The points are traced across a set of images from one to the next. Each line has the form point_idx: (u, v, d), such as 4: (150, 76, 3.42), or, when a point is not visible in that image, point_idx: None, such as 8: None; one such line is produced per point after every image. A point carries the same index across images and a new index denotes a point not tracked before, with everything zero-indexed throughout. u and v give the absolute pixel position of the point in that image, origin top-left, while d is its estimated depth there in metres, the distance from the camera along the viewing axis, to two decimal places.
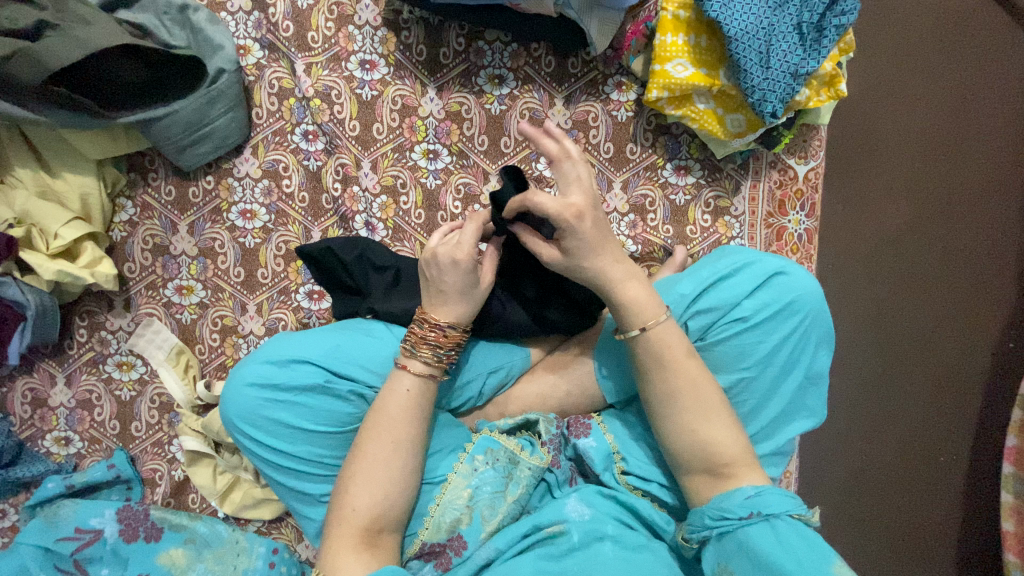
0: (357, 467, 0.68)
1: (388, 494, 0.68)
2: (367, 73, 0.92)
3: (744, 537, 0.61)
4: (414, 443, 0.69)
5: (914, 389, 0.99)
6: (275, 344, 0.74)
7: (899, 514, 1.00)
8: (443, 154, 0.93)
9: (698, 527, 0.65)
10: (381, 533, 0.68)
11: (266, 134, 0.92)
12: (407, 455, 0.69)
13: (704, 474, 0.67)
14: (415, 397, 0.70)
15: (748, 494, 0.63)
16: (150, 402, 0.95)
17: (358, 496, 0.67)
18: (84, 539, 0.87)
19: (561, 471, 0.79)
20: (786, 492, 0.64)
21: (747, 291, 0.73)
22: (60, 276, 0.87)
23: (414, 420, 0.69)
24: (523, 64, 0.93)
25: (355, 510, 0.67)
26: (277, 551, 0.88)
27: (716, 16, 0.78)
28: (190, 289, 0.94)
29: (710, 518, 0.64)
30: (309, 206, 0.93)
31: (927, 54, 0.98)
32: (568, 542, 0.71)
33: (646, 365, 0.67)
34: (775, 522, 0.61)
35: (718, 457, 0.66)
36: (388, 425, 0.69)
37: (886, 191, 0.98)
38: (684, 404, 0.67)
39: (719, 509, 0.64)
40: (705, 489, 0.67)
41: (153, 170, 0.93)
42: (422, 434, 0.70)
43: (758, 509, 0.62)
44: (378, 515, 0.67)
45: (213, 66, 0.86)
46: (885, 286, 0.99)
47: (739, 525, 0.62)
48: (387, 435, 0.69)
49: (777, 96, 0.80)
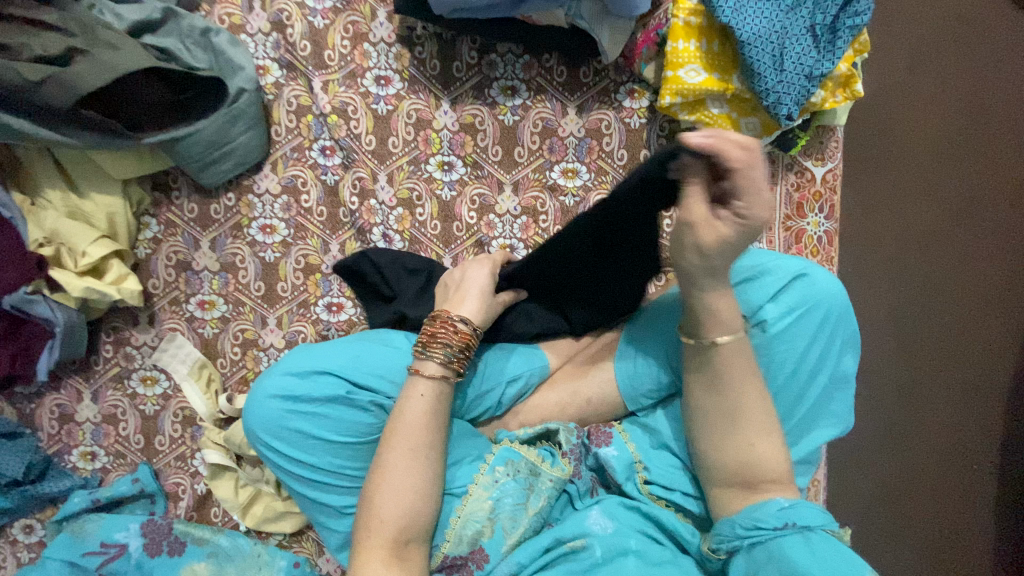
0: (382, 476, 0.68)
1: (414, 503, 0.67)
2: (382, 89, 0.93)
3: (777, 549, 0.60)
4: (433, 448, 0.69)
5: (935, 395, 1.03)
6: (296, 356, 0.75)
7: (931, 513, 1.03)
8: (458, 165, 0.94)
9: (728, 537, 0.64)
10: (410, 544, 0.67)
11: (285, 150, 0.94)
12: (430, 462, 0.69)
13: (734, 487, 0.66)
14: (429, 402, 0.69)
15: (781, 505, 0.62)
16: (174, 416, 0.96)
17: (384, 508, 0.67)
18: (109, 553, 0.89)
19: (582, 481, 0.78)
20: (818, 508, 0.63)
21: (770, 295, 0.71)
22: (88, 293, 0.89)
23: (428, 426, 0.69)
24: (536, 75, 0.94)
25: (383, 521, 0.66)
26: (298, 565, 0.92)
27: (728, 21, 0.78)
28: (212, 303, 0.96)
29: (741, 527, 0.63)
30: (328, 220, 0.94)
31: None
32: (591, 558, 0.70)
33: (707, 379, 0.66)
34: (808, 535, 0.60)
35: (756, 473, 0.65)
36: (405, 432, 0.68)
37: None
38: (746, 420, 0.65)
39: (752, 519, 0.62)
40: (737, 502, 0.66)
41: (176, 188, 0.95)
42: (437, 441, 0.70)
43: (793, 521, 0.61)
44: (407, 526, 0.67)
45: (234, 86, 0.89)
46: None
47: (771, 535, 0.61)
48: (405, 442, 0.68)
49: (793, 99, 0.79)
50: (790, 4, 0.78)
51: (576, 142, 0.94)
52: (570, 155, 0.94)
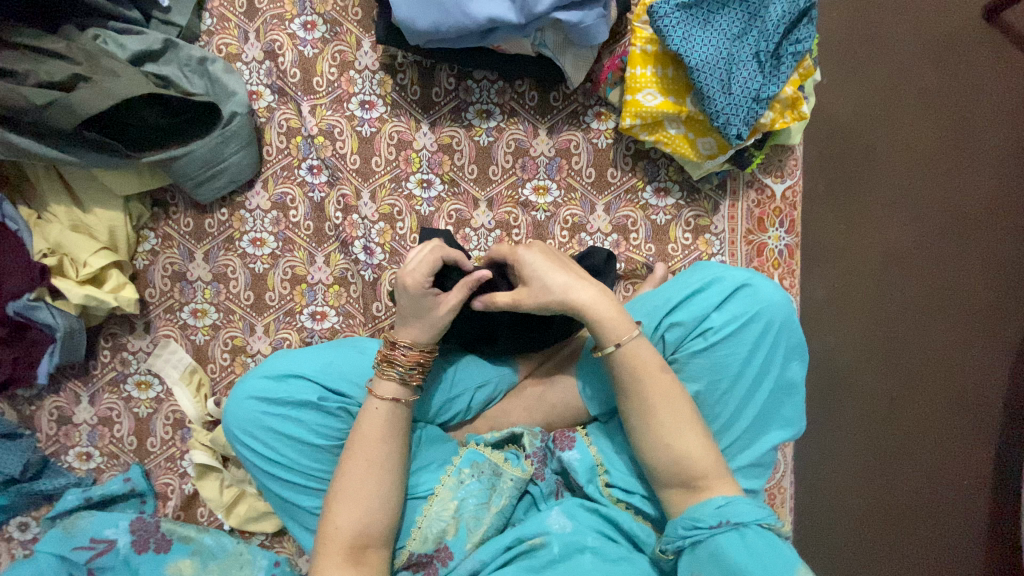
0: (341, 484, 0.72)
1: (370, 511, 0.71)
2: (366, 112, 1.00)
3: (715, 547, 0.63)
4: (388, 459, 0.73)
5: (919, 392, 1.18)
6: (274, 360, 0.80)
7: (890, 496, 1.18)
8: (436, 183, 1.00)
9: (672, 538, 0.67)
10: (367, 549, 0.71)
11: (275, 169, 1.01)
12: (386, 470, 0.73)
13: (680, 487, 0.69)
14: (385, 415, 0.74)
15: (719, 504, 0.65)
16: (165, 418, 1.02)
17: (339, 515, 0.71)
18: (98, 548, 0.92)
19: (545, 484, 0.81)
20: (755, 502, 0.65)
21: (716, 304, 0.75)
22: (87, 300, 0.95)
23: (389, 435, 0.74)
24: (509, 100, 1.01)
25: (337, 528, 0.71)
26: (279, 564, 0.95)
27: (677, 50, 0.84)
28: (204, 312, 1.02)
29: (682, 528, 0.66)
30: (314, 233, 1.00)
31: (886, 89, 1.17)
32: (548, 554, 0.73)
33: (639, 375, 0.70)
34: (744, 531, 0.63)
35: (688, 472, 0.68)
36: (361, 444, 0.73)
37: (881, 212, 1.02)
38: (674, 420, 0.69)
39: (691, 519, 0.65)
40: (684, 503, 0.68)
41: (174, 204, 1.02)
42: (396, 451, 0.74)
43: (728, 519, 0.63)
44: (362, 531, 0.71)
45: (227, 110, 0.96)
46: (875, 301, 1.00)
47: (710, 533, 0.64)
48: (361, 454, 0.73)
49: (742, 120, 0.84)
50: (736, 34, 0.85)
51: (547, 161, 1.00)
52: (541, 173, 1.00)
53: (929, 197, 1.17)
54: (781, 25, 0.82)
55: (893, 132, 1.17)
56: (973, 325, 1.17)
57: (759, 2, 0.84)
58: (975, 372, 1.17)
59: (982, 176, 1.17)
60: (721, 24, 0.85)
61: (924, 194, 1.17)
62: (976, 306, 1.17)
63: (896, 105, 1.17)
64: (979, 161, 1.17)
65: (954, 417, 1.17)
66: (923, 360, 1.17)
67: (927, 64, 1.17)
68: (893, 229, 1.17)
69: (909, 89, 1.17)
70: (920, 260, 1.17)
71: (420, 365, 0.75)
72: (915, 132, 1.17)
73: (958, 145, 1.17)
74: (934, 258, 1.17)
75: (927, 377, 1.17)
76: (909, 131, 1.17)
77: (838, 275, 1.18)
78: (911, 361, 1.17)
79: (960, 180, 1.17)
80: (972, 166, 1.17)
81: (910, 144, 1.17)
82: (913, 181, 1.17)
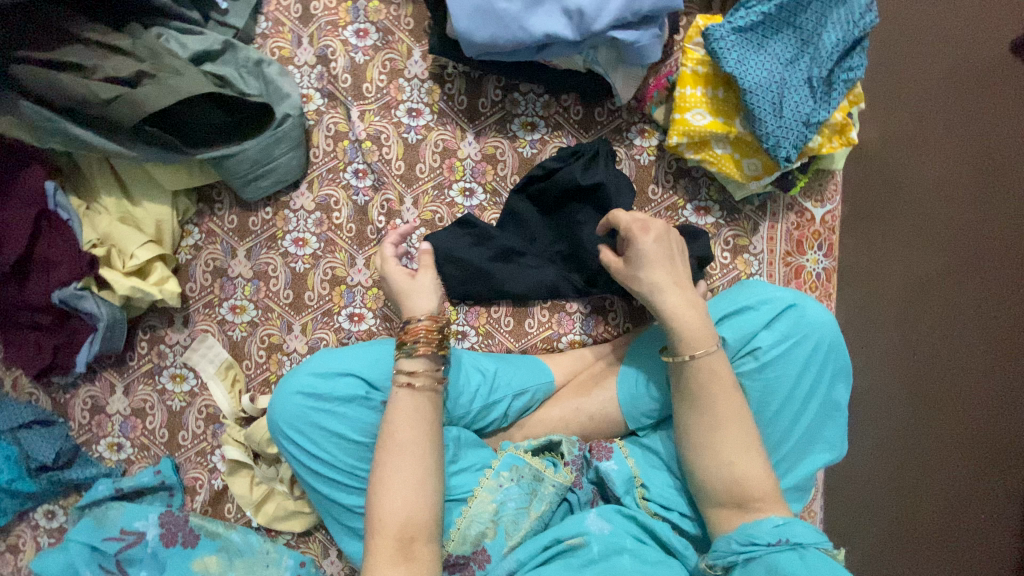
0: (381, 472, 0.72)
1: (410, 496, 0.70)
2: (413, 120, 1.02)
3: (772, 562, 0.62)
4: (422, 440, 0.73)
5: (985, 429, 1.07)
6: (320, 358, 0.80)
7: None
8: (479, 192, 1.02)
9: (724, 551, 0.66)
10: (414, 542, 0.69)
11: (321, 171, 1.03)
12: (423, 453, 0.72)
13: (732, 506, 0.69)
14: (409, 397, 0.75)
15: (777, 523, 0.65)
16: (198, 413, 1.02)
17: (382, 505, 0.70)
18: (128, 539, 0.93)
19: (583, 492, 0.81)
20: (813, 529, 0.65)
21: (764, 323, 0.76)
22: (132, 292, 0.96)
23: (418, 420, 0.74)
24: (554, 113, 1.02)
25: (383, 519, 0.69)
26: (304, 565, 0.96)
27: (732, 72, 0.85)
28: (243, 308, 1.03)
29: (738, 543, 0.66)
30: (356, 236, 1.01)
31: None
32: (588, 554, 0.72)
33: (700, 376, 0.71)
34: (802, 552, 0.62)
35: (743, 491, 0.68)
36: (395, 428, 0.73)
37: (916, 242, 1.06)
38: (726, 434, 0.70)
39: (748, 534, 0.65)
40: (734, 522, 0.69)
41: (219, 201, 1.04)
42: (431, 433, 0.74)
43: (786, 537, 0.63)
44: (408, 520, 0.69)
45: (280, 111, 0.98)
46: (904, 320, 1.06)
47: (768, 550, 0.63)
48: (394, 438, 0.73)
49: (791, 143, 0.85)
50: (790, 59, 0.86)
51: None
52: None
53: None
54: (835, 53, 0.84)
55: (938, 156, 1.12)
56: None
57: (813, 29, 0.86)
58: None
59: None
60: (774, 50, 0.86)
61: None
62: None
63: None
64: None
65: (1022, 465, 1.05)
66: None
67: None
68: None
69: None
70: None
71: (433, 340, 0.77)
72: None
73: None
74: None
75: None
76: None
77: None
78: None
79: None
80: None
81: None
82: None
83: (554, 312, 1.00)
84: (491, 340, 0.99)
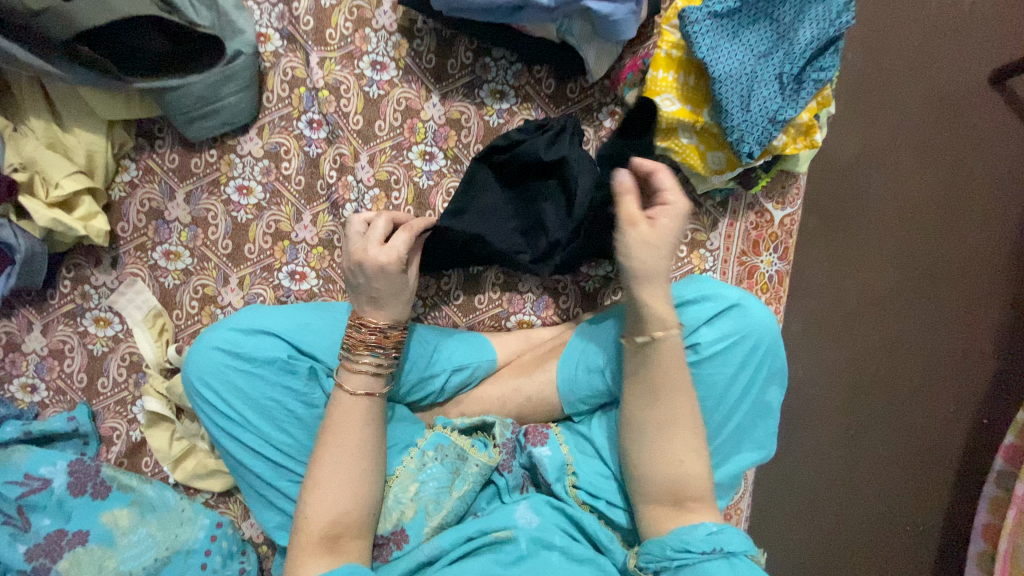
0: (317, 471, 0.69)
1: (339, 502, 0.68)
2: (376, 73, 0.97)
3: (704, 571, 0.63)
4: (364, 448, 0.70)
5: (900, 428, 1.21)
6: (244, 314, 0.76)
7: (835, 531, 1.21)
8: (439, 157, 0.97)
9: (657, 556, 0.66)
10: (341, 538, 0.68)
11: (274, 118, 0.97)
12: (362, 459, 0.70)
13: (668, 506, 0.69)
14: (363, 406, 0.71)
15: (711, 529, 0.65)
16: (121, 359, 0.97)
17: (310, 506, 0.67)
18: (31, 485, 0.88)
19: (512, 476, 0.80)
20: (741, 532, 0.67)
21: (706, 319, 0.75)
22: (53, 224, 0.90)
23: (366, 424, 0.71)
24: (525, 83, 0.98)
25: (309, 518, 0.67)
26: (221, 526, 0.92)
27: (703, 59, 0.82)
28: (178, 255, 0.97)
29: (671, 549, 0.65)
30: (304, 190, 0.96)
31: (896, 137, 1.18)
32: (515, 549, 0.72)
33: (644, 379, 0.70)
34: (732, 559, 0.64)
35: (686, 488, 0.68)
36: (340, 429, 0.70)
37: (847, 259, 1.19)
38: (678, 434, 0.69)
39: (682, 541, 0.65)
40: (669, 521, 0.69)
41: (161, 138, 0.97)
42: (375, 440, 0.71)
43: (720, 546, 0.64)
44: (336, 521, 0.67)
45: (231, 48, 0.91)
46: (829, 330, 1.20)
47: (699, 559, 0.64)
48: (340, 439, 0.70)
49: (755, 139, 0.83)
50: (763, 52, 0.84)
51: None
52: None
53: (900, 248, 1.20)
54: (809, 49, 0.81)
55: (875, 184, 1.19)
56: (930, 377, 1.20)
57: (790, 24, 0.83)
58: (919, 419, 1.20)
59: (957, 233, 1.20)
60: (749, 41, 0.84)
61: (905, 245, 1.20)
62: (935, 361, 1.20)
63: (895, 153, 1.19)
64: (966, 218, 1.19)
65: (917, 464, 1.20)
66: (866, 407, 1.21)
67: (931, 117, 1.19)
68: (874, 276, 1.19)
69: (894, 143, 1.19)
70: (886, 310, 1.20)
71: (398, 343, 0.74)
72: (900, 183, 1.19)
73: (935, 200, 1.19)
74: (906, 308, 1.20)
75: (873, 417, 1.20)
76: (892, 181, 1.19)
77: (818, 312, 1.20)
78: (864, 408, 1.21)
79: (936, 233, 1.19)
80: (961, 227, 1.20)
81: (892, 199, 1.19)
82: (906, 231, 1.19)
83: (505, 291, 0.98)
84: (437, 314, 0.98)
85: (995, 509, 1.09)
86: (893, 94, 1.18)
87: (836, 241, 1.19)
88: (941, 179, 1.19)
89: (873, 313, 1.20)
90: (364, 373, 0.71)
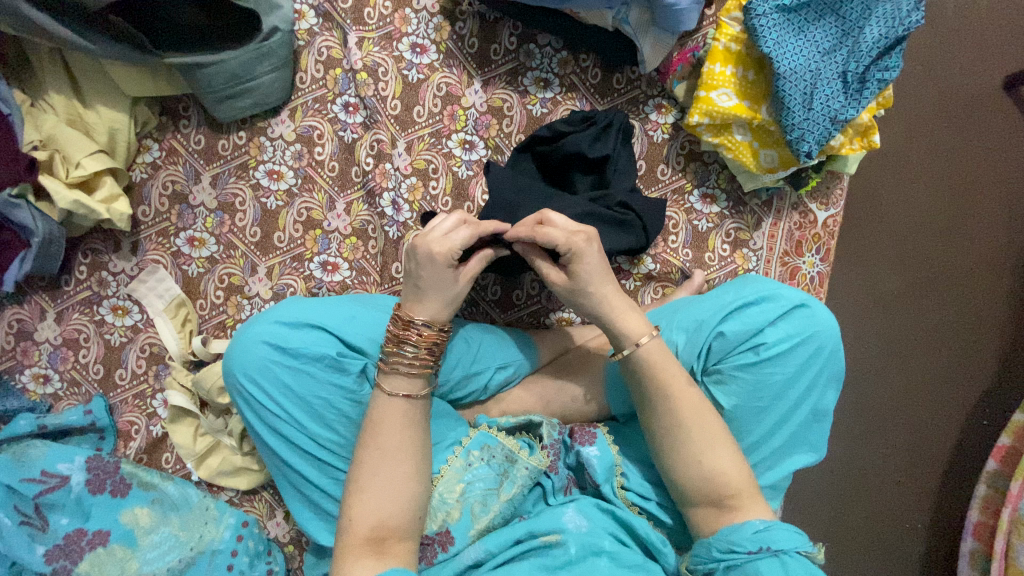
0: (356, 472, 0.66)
1: (381, 505, 0.63)
2: (416, 56, 0.92)
3: (753, 571, 0.60)
4: (402, 450, 0.66)
5: (931, 436, 1.17)
6: (289, 306, 0.72)
7: (865, 538, 1.17)
8: (480, 146, 0.93)
9: (705, 558, 0.64)
10: (387, 541, 0.63)
11: (307, 99, 0.92)
12: (401, 460, 0.66)
13: (710, 507, 0.66)
14: (401, 406, 0.67)
15: (757, 528, 0.62)
16: (141, 350, 0.92)
17: (355, 508, 0.64)
18: (49, 483, 0.83)
19: (558, 477, 0.76)
20: (793, 528, 0.63)
21: (769, 320, 0.73)
22: (76, 207, 0.84)
23: (407, 426, 0.67)
24: (570, 72, 0.95)
25: (353, 521, 0.63)
26: (247, 525, 0.88)
27: (768, 53, 0.80)
28: (202, 242, 0.92)
29: (717, 550, 0.63)
30: (338, 176, 0.92)
31: (932, 137, 1.16)
32: (564, 554, 0.68)
33: (644, 385, 0.69)
34: (784, 558, 0.60)
35: (718, 490, 0.66)
36: (381, 430, 0.66)
37: (883, 260, 1.17)
38: (690, 435, 0.67)
39: (727, 541, 0.63)
40: (712, 523, 0.66)
41: (186, 118, 0.92)
42: (418, 440, 0.67)
43: (767, 544, 0.61)
44: (380, 523, 0.63)
45: (268, 23, 0.85)
46: (862, 334, 1.17)
47: (747, 558, 0.61)
48: (378, 440, 0.66)
49: (815, 138, 0.81)
50: (827, 49, 0.82)
51: None
52: None
53: (937, 247, 1.16)
54: (874, 49, 0.80)
55: (912, 181, 1.16)
56: (960, 381, 1.16)
57: (855, 21, 0.82)
58: (943, 426, 1.16)
59: (993, 232, 1.16)
60: (814, 37, 0.82)
61: (940, 246, 1.16)
62: (964, 368, 1.16)
63: (933, 153, 1.16)
64: (992, 212, 1.16)
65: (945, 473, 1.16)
66: (889, 408, 1.17)
67: (971, 115, 1.16)
68: (906, 278, 1.16)
69: (934, 141, 1.16)
70: (918, 310, 1.16)
71: (434, 346, 0.68)
72: (940, 180, 1.16)
73: (971, 199, 1.16)
74: (936, 309, 1.16)
75: (896, 419, 1.17)
76: (931, 180, 1.16)
77: (852, 314, 1.17)
78: (894, 413, 1.17)
79: (972, 234, 1.16)
80: (989, 227, 1.16)
81: (927, 198, 1.16)
82: (942, 232, 1.16)
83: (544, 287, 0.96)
84: (475, 310, 0.95)
85: (985, 507, 1.02)
86: (933, 92, 1.16)
87: (876, 238, 1.16)
88: (976, 179, 1.16)
89: (908, 317, 1.17)
90: (400, 372, 0.67)
